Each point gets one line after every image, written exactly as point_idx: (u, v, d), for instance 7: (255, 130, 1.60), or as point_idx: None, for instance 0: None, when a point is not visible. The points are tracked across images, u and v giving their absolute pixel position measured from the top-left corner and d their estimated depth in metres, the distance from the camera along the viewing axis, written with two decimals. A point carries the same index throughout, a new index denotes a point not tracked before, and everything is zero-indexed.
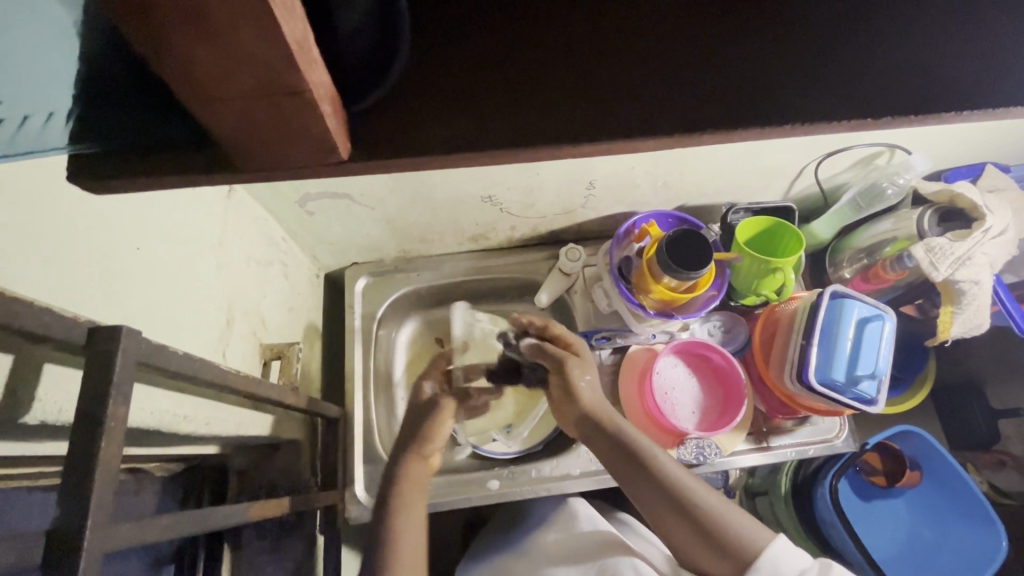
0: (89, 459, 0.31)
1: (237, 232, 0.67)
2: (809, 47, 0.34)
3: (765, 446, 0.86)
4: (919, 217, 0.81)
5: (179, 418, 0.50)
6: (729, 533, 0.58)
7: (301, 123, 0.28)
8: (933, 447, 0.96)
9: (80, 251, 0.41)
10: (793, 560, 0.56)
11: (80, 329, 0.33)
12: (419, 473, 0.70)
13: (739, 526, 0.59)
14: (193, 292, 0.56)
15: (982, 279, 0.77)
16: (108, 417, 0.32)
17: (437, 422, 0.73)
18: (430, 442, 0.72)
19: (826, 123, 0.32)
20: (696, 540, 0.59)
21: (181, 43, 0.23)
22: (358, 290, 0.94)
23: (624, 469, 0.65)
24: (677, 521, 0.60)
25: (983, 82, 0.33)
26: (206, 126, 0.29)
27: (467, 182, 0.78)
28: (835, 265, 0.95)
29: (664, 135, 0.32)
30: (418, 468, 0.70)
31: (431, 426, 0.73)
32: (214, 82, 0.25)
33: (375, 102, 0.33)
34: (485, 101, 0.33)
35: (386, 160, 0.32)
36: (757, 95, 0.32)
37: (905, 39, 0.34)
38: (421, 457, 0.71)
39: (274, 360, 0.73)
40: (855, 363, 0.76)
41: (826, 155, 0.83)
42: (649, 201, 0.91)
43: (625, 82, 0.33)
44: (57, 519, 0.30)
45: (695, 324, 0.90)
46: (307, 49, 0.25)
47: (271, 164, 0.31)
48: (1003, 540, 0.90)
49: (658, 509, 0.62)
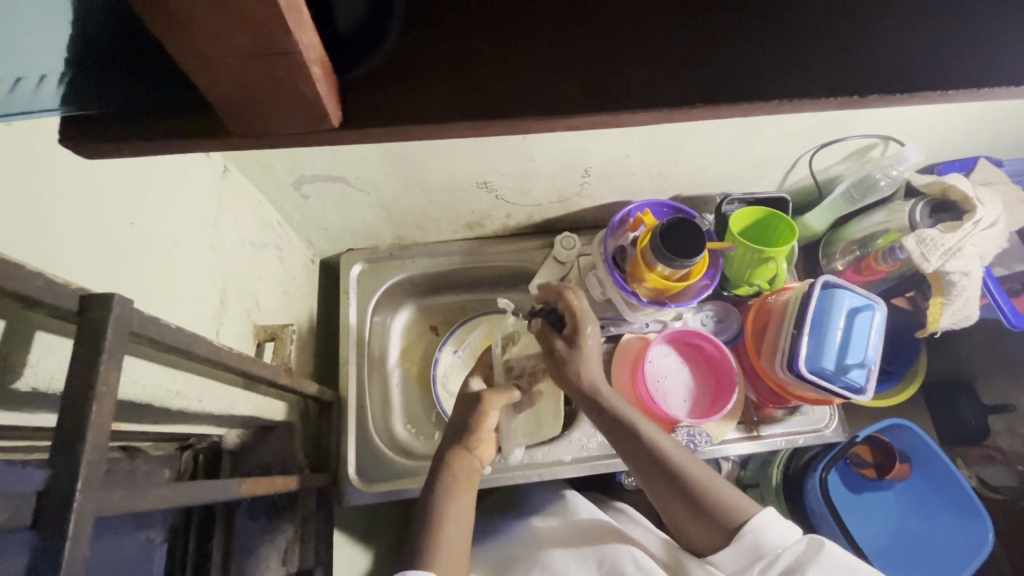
0: (81, 423, 0.31)
1: (232, 212, 0.67)
2: (799, 26, 0.34)
3: (756, 435, 0.87)
4: (912, 209, 0.81)
5: (172, 393, 0.51)
6: (720, 508, 0.64)
7: (291, 85, 0.28)
8: (921, 440, 0.97)
9: (71, 221, 0.41)
10: (782, 530, 0.62)
11: (73, 295, 0.33)
12: (466, 468, 0.72)
13: (724, 499, 0.64)
14: (188, 270, 0.56)
15: (971, 271, 0.78)
16: (100, 380, 0.32)
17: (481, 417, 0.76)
18: (475, 437, 0.75)
19: (812, 100, 0.32)
20: (687, 516, 0.66)
21: (178, 3, 0.23)
22: (353, 276, 0.95)
23: (625, 447, 0.70)
24: (672, 500, 0.66)
25: (965, 65, 0.33)
26: (199, 92, 0.29)
27: (462, 167, 0.78)
28: (828, 256, 0.96)
29: (651, 110, 0.32)
30: (466, 463, 0.73)
31: (476, 420, 0.75)
32: (206, 42, 0.25)
33: (361, 75, 0.33)
34: (472, 70, 0.33)
35: (375, 129, 0.33)
36: (740, 72, 0.33)
37: (896, 18, 0.35)
38: (467, 450, 0.74)
39: (267, 341, 0.73)
40: (845, 352, 0.77)
41: (819, 146, 0.83)
42: (644, 190, 0.91)
43: (616, 59, 0.33)
44: (51, 480, 0.30)
45: (688, 313, 0.91)
46: (296, 9, 0.26)
47: (262, 131, 0.32)
48: (989, 532, 0.92)
49: (653, 486, 0.68)
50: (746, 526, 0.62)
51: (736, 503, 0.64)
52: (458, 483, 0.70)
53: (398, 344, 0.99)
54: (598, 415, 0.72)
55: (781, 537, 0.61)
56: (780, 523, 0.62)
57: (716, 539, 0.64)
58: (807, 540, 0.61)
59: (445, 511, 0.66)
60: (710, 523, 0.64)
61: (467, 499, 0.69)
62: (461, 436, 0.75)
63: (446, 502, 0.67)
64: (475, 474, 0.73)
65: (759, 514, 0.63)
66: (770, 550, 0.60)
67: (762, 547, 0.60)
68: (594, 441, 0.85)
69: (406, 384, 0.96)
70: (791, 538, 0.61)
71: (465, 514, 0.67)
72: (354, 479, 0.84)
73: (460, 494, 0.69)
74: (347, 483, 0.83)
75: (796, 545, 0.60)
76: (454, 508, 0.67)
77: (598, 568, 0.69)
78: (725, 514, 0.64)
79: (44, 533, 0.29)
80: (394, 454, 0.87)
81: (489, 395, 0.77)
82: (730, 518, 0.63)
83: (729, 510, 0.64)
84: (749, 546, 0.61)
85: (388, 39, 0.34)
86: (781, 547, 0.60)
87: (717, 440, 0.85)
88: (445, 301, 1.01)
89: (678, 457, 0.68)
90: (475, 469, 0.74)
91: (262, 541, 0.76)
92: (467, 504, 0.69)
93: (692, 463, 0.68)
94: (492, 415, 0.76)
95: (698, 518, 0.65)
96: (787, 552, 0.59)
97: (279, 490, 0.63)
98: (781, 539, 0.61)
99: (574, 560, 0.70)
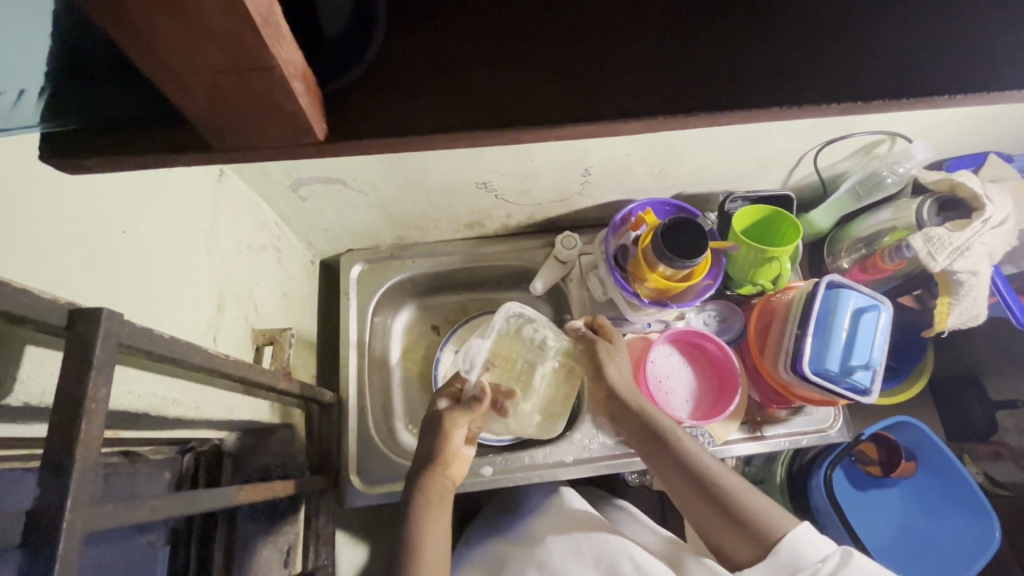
0: (68, 443, 0.31)
1: (229, 216, 0.67)
2: (798, 31, 0.33)
3: (759, 435, 0.86)
4: (919, 206, 0.80)
5: (168, 402, 0.51)
6: (753, 520, 0.64)
7: (271, 99, 0.28)
8: (925, 437, 0.95)
9: (62, 233, 0.41)
10: (817, 546, 0.60)
11: (61, 311, 0.33)
12: (439, 488, 0.72)
13: (765, 514, 0.64)
14: (186, 277, 0.56)
15: (980, 271, 0.76)
16: (88, 397, 0.32)
17: (445, 438, 0.73)
18: (441, 459, 0.73)
19: (811, 107, 0.31)
20: (723, 525, 0.65)
21: (142, 17, 0.23)
22: (352, 277, 0.94)
23: (656, 457, 0.71)
24: (706, 509, 0.66)
25: (976, 68, 0.32)
26: (180, 109, 0.30)
27: (460, 168, 0.77)
28: (834, 255, 0.95)
29: (648, 119, 0.31)
30: (438, 484, 0.72)
31: (439, 440, 0.73)
32: (179, 57, 0.25)
33: (345, 85, 0.33)
34: (462, 78, 0.33)
35: (360, 141, 0.32)
36: (737, 81, 0.32)
37: (899, 20, 0.33)
38: (436, 471, 0.72)
39: (266, 345, 0.73)
40: (850, 352, 0.75)
41: (826, 143, 0.81)
42: (646, 188, 0.90)
43: (611, 63, 0.32)
44: (39, 499, 0.30)
45: (691, 313, 0.90)
46: (273, 23, 0.25)
47: (243, 146, 0.31)
48: (996, 531, 0.90)
49: (687, 497, 0.68)
50: (783, 538, 0.61)
51: (767, 514, 0.64)
52: (432, 503, 0.70)
53: (399, 344, 0.98)
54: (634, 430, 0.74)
55: (817, 549, 0.60)
56: (815, 537, 0.61)
57: (754, 551, 0.62)
58: (841, 549, 0.60)
59: (421, 531, 0.67)
60: (748, 534, 0.63)
61: (442, 518, 0.70)
62: (428, 458, 0.73)
63: (422, 527, 0.68)
64: (448, 494, 0.72)
65: (793, 530, 0.62)
66: (809, 564, 0.59)
67: (797, 562, 0.59)
68: (596, 441, 0.84)
69: (407, 385, 0.95)
70: (828, 549, 0.60)
71: (441, 533, 0.69)
72: (354, 480, 0.84)
73: (435, 513, 0.69)
74: (348, 484, 0.83)
75: (832, 555, 0.59)
76: (430, 530, 0.68)
77: (597, 566, 0.69)
78: (762, 525, 0.63)
79: (34, 552, 0.29)
80: (396, 455, 0.87)
81: (451, 416, 0.73)
82: (765, 530, 0.63)
83: (761, 522, 0.63)
84: (784, 560, 0.60)
85: (376, 46, 0.34)
86: (818, 560, 0.59)
87: (721, 440, 0.84)
88: (447, 301, 1.01)
89: (710, 462, 0.69)
90: (447, 488, 0.73)
91: (262, 543, 0.76)
92: (444, 522, 0.70)
93: (725, 473, 0.68)
94: (456, 437, 0.74)
95: (732, 526, 0.64)
96: (827, 562, 0.59)
97: (278, 495, 0.63)
98: (816, 557, 0.59)
99: (570, 559, 0.70)
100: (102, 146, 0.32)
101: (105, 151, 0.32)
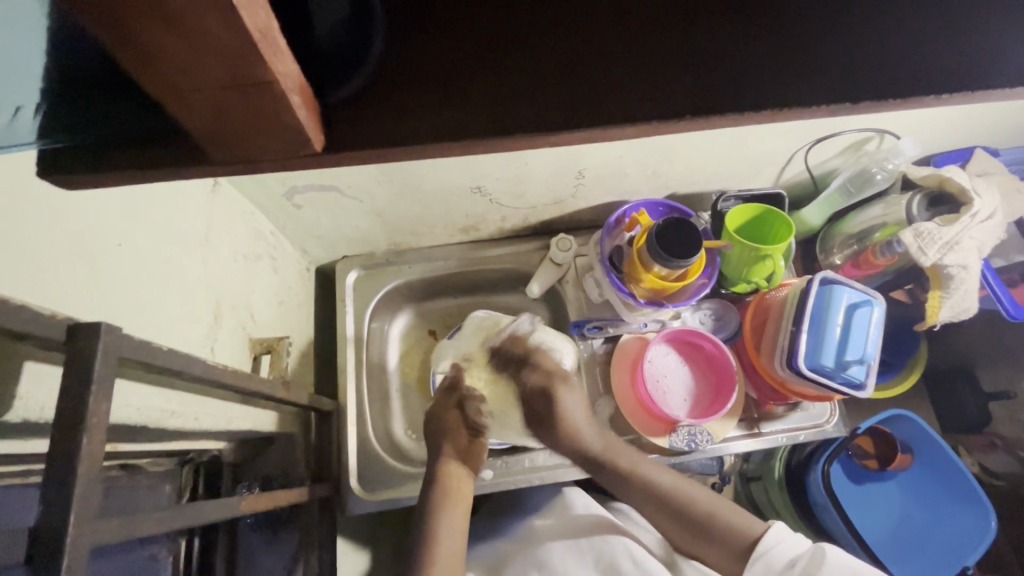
0: (70, 459, 0.31)
1: (224, 226, 0.67)
2: (789, 33, 0.34)
3: (757, 432, 0.87)
4: (908, 202, 0.81)
5: (168, 414, 0.51)
6: (726, 533, 0.66)
7: (269, 112, 0.28)
8: (922, 431, 0.97)
9: (58, 247, 0.41)
10: (787, 551, 0.62)
11: (60, 326, 0.33)
12: (450, 478, 0.74)
13: (735, 524, 0.66)
14: (183, 288, 0.56)
15: (969, 264, 0.77)
16: (90, 413, 0.32)
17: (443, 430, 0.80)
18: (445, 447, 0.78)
19: (804, 109, 0.32)
20: (695, 539, 0.68)
21: (144, 35, 0.24)
22: (349, 283, 0.94)
23: (621, 485, 0.73)
24: (678, 527, 0.69)
25: (962, 66, 0.33)
26: (180, 123, 0.30)
27: (455, 174, 0.78)
28: (825, 251, 0.96)
29: (643, 122, 0.32)
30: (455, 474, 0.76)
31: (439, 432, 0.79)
32: (179, 73, 0.26)
33: (345, 96, 0.33)
34: (458, 86, 0.33)
35: (359, 151, 0.32)
36: (730, 82, 0.32)
37: (888, 21, 0.34)
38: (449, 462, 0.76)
39: (264, 354, 0.73)
40: (844, 348, 0.76)
41: (815, 141, 0.82)
42: (639, 189, 0.90)
43: (604, 68, 0.33)
44: (41, 518, 0.30)
45: (686, 312, 0.91)
46: (272, 38, 0.26)
47: (242, 157, 0.31)
48: (992, 521, 0.92)
49: (660, 518, 0.70)
50: (758, 550, 0.63)
51: (741, 524, 0.66)
52: (448, 498, 0.72)
53: (397, 349, 0.98)
54: (594, 466, 0.75)
55: (788, 552, 0.62)
56: (787, 538, 0.63)
57: (729, 562, 0.65)
58: (813, 547, 0.62)
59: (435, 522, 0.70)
60: (721, 546, 0.65)
61: (460, 510, 0.72)
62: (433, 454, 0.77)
63: (438, 522, 0.69)
64: (466, 483, 0.75)
65: (765, 534, 0.64)
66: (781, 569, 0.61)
67: (772, 568, 0.61)
68: None
69: (405, 391, 0.95)
70: (799, 550, 0.62)
71: (457, 526, 0.70)
72: (354, 487, 0.84)
73: (452, 505, 0.71)
74: (349, 491, 0.83)
75: (802, 556, 0.61)
76: (447, 524, 0.69)
77: (596, 565, 0.70)
78: (733, 537, 0.65)
79: (37, 571, 0.29)
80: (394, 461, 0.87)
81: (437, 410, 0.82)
82: (739, 543, 0.64)
83: (735, 533, 0.65)
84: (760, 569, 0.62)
85: (374, 49, 0.34)
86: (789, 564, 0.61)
87: (720, 438, 0.84)
88: (443, 305, 1.01)
89: (675, 482, 0.71)
90: (464, 478, 0.76)
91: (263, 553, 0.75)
92: (459, 515, 0.72)
93: (690, 487, 0.70)
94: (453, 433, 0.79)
95: (703, 538, 0.67)
96: (798, 564, 0.60)
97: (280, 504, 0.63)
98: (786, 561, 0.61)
99: (572, 561, 0.71)
100: (114, 163, 0.32)
101: (107, 168, 0.32)
